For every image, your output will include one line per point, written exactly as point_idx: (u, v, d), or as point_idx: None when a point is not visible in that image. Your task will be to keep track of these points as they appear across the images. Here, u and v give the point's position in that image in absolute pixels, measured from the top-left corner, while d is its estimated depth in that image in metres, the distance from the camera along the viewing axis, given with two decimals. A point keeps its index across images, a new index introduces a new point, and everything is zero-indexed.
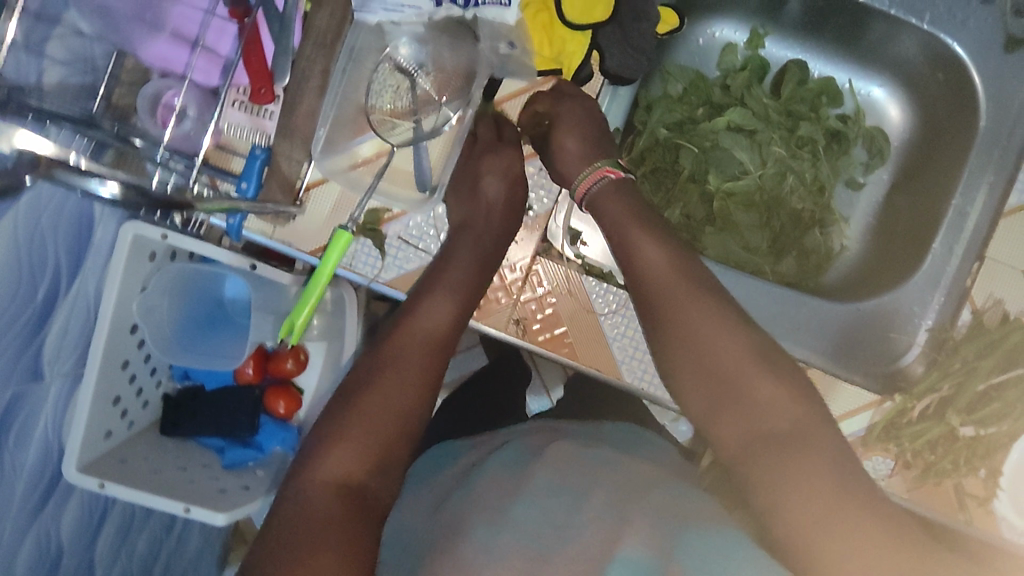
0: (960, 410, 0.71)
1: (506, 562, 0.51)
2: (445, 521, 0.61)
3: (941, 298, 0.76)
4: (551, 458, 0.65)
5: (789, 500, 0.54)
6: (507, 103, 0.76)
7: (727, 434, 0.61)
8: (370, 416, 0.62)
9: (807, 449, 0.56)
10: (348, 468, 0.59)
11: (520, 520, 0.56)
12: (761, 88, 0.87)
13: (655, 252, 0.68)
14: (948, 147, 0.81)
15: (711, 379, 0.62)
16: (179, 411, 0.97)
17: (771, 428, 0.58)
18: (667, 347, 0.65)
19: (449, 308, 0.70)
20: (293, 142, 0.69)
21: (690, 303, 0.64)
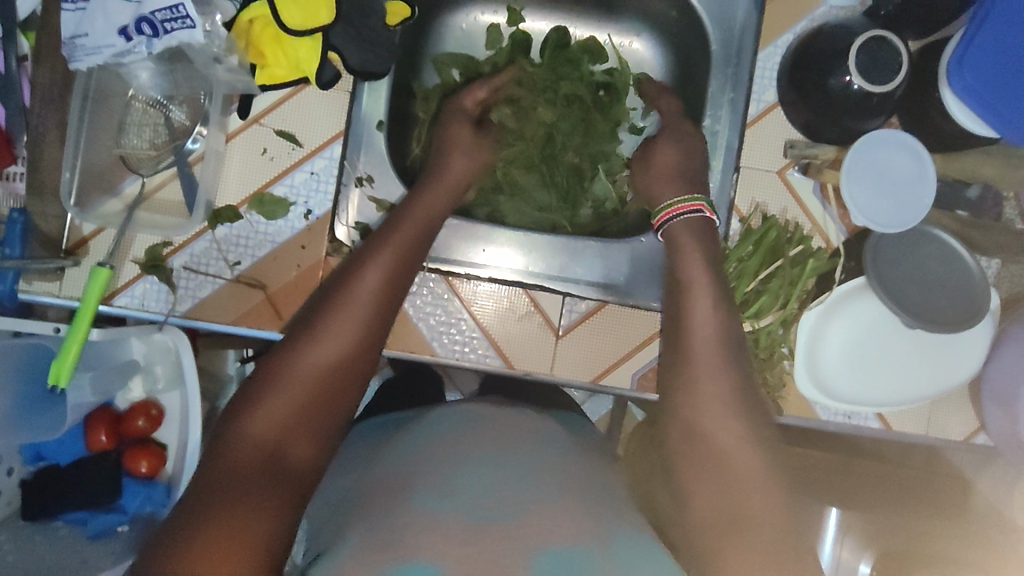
0: (736, 309, 0.78)
1: (441, 528, 0.55)
2: (379, 486, 0.62)
3: (712, 214, 0.81)
4: (497, 436, 0.68)
5: (733, 557, 0.55)
6: (267, 116, 0.77)
7: (700, 498, 0.58)
8: (299, 380, 0.58)
9: (770, 537, 0.55)
10: (272, 433, 0.56)
11: (465, 492, 0.60)
12: (526, 59, 0.90)
13: (692, 312, 0.67)
14: (697, 78, 0.88)
15: (697, 444, 0.60)
16: (42, 494, 0.94)
17: (749, 510, 0.56)
18: (673, 412, 0.63)
19: (390, 280, 0.65)
20: (45, 198, 0.70)
21: (706, 380, 0.62)
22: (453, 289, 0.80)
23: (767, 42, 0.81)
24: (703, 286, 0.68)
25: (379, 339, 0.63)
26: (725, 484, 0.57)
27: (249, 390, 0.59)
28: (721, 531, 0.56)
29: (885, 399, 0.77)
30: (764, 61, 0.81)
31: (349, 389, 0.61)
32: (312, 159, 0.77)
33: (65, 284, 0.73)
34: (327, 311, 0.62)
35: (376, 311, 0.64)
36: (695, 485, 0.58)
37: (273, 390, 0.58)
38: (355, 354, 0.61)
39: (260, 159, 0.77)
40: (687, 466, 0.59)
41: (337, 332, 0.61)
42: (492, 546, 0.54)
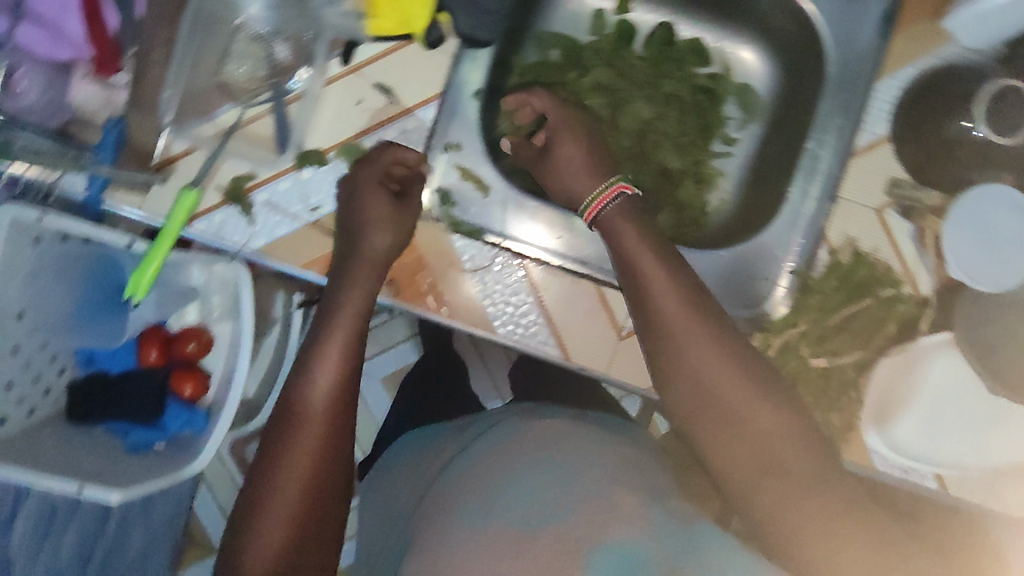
0: (811, 342, 0.75)
1: (491, 541, 0.57)
2: (428, 501, 0.68)
3: (801, 239, 0.77)
4: (535, 434, 0.69)
5: (774, 502, 0.60)
6: (366, 67, 0.76)
7: (729, 460, 0.62)
8: (285, 502, 0.64)
9: (805, 484, 0.59)
10: (275, 556, 0.63)
11: (514, 503, 0.60)
12: (629, 49, 0.88)
13: (654, 288, 0.67)
14: (804, 98, 0.84)
15: (711, 407, 0.63)
16: (88, 400, 0.98)
17: (783, 458, 0.60)
18: (671, 376, 0.65)
19: (338, 386, 0.69)
20: (145, 112, 0.69)
21: (694, 347, 0.64)
22: (528, 274, 0.78)
23: (888, 72, 0.77)
24: (665, 270, 0.68)
25: (342, 438, 0.68)
26: (751, 440, 0.61)
27: (241, 518, 0.65)
28: (761, 480, 0.60)
29: (946, 458, 0.75)
30: (881, 92, 0.77)
31: (330, 489, 0.68)
32: (406, 117, 0.77)
33: (147, 200, 0.73)
34: (288, 431, 0.67)
35: (327, 413, 0.68)
36: (724, 446, 0.62)
37: (264, 518, 0.64)
38: (322, 464, 0.66)
39: (355, 109, 0.76)
40: (709, 441, 0.63)
41: (303, 449, 0.66)
42: (549, 556, 0.54)
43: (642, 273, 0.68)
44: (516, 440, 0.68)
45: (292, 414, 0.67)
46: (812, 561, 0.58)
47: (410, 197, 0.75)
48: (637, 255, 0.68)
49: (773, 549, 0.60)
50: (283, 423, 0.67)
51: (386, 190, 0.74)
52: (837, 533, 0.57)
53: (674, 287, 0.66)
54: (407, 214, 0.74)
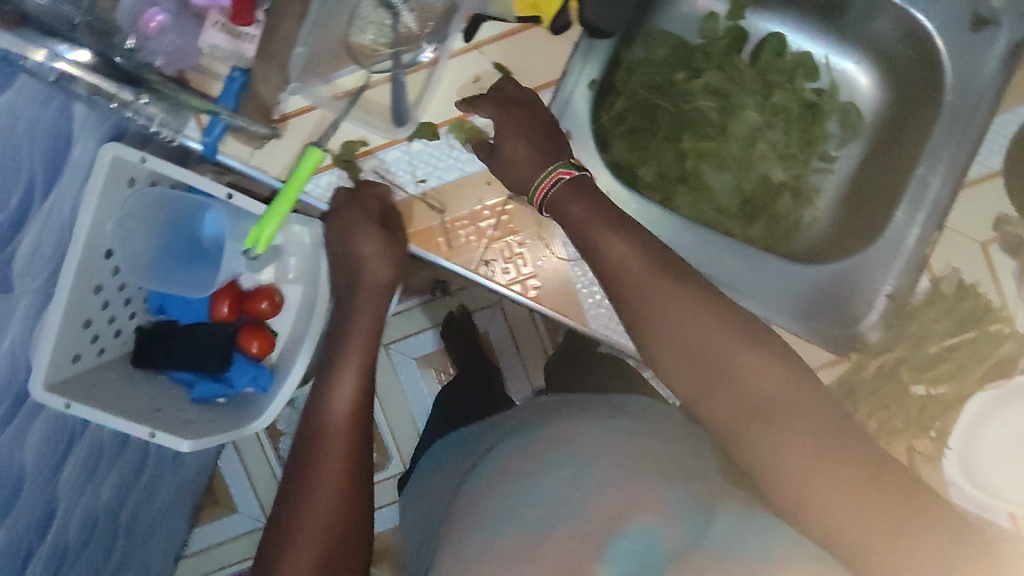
0: (913, 367, 0.76)
1: (506, 551, 0.53)
2: (462, 507, 0.65)
3: (900, 268, 0.77)
4: (552, 434, 0.65)
5: (766, 450, 0.56)
6: (488, 46, 0.75)
7: (720, 413, 0.59)
8: (316, 519, 0.64)
9: (817, 445, 0.55)
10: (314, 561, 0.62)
11: (545, 490, 0.58)
12: (740, 57, 0.88)
13: (614, 245, 0.66)
14: (914, 125, 0.83)
15: (692, 357, 0.61)
16: (153, 346, 0.98)
17: (768, 404, 0.57)
18: (651, 338, 0.63)
19: (354, 416, 0.74)
20: (271, 66, 0.69)
21: (666, 305, 0.62)
22: None
23: (1008, 107, 0.76)
24: (680, 267, 0.65)
25: (364, 460, 0.71)
26: (739, 380, 0.58)
27: (276, 536, 0.64)
28: (748, 425, 0.57)
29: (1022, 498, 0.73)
30: (999, 126, 0.77)
31: (354, 507, 0.67)
32: None
33: (257, 153, 0.74)
34: (312, 453, 0.70)
35: (346, 429, 0.72)
36: (709, 397, 0.60)
37: (297, 532, 0.64)
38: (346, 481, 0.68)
39: (471, 87, 0.76)
40: (699, 395, 0.60)
41: (326, 468, 0.68)
42: (567, 548, 0.51)
43: (601, 234, 0.67)
44: (533, 440, 0.66)
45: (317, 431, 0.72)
46: (823, 510, 0.53)
47: (400, 222, 0.78)
48: (598, 232, 0.67)
49: (776, 503, 0.56)
50: (307, 450, 0.70)
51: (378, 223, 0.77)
52: (827, 476, 0.54)
53: (645, 259, 0.65)
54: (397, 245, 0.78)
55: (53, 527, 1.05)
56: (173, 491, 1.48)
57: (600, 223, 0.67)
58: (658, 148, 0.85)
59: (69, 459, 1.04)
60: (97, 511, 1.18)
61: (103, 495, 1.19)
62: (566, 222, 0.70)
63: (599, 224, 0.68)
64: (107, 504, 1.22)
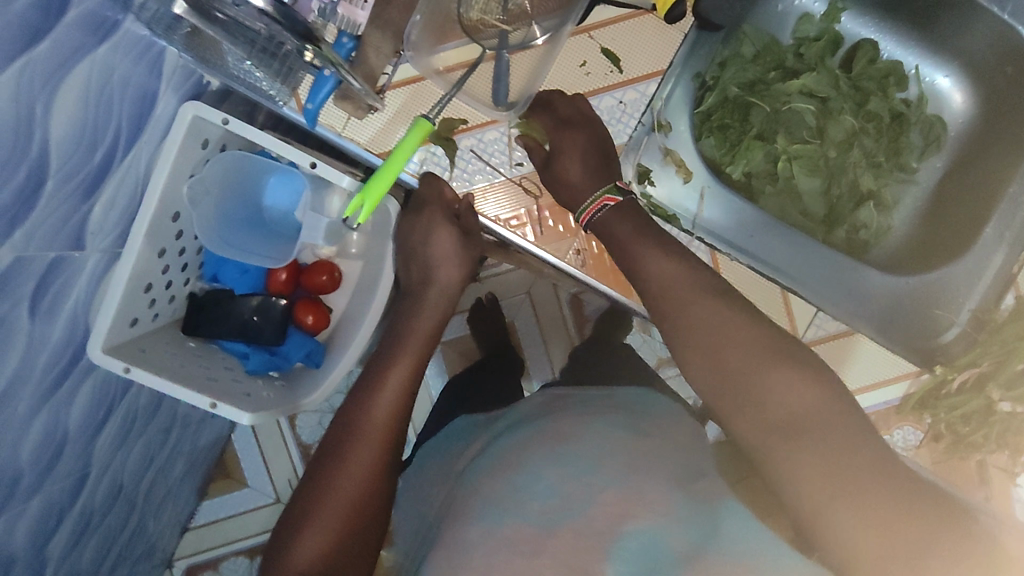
0: (1000, 386, 0.75)
1: (509, 543, 0.53)
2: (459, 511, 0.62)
3: (987, 284, 0.77)
4: (553, 432, 0.66)
5: (788, 464, 0.51)
6: (598, 30, 0.74)
7: (742, 425, 0.55)
8: (333, 518, 0.59)
9: (844, 456, 0.50)
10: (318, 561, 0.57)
11: (533, 496, 0.58)
12: (832, 61, 0.87)
13: (653, 260, 0.66)
14: (1004, 143, 0.84)
15: (718, 372, 0.57)
16: (201, 314, 0.95)
17: (788, 415, 0.53)
18: (679, 346, 0.61)
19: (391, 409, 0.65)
20: (386, 34, 0.68)
21: (695, 313, 0.60)
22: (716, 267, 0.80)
23: None
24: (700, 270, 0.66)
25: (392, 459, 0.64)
26: (764, 396, 0.54)
27: (291, 521, 0.60)
28: (772, 442, 0.53)
29: None
30: None
31: (374, 512, 0.62)
32: (627, 88, 0.76)
33: (350, 125, 0.72)
34: (343, 443, 0.63)
35: (388, 429, 0.64)
36: (736, 412, 0.56)
37: (309, 526, 0.58)
38: (369, 484, 0.61)
39: (577, 71, 0.75)
40: (719, 403, 0.57)
41: (356, 464, 0.61)
42: (567, 547, 0.52)
43: (642, 253, 0.67)
44: (540, 434, 0.67)
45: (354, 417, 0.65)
46: (841, 531, 0.48)
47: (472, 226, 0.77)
48: (641, 254, 0.66)
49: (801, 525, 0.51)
50: (338, 439, 0.63)
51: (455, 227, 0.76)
52: (847, 482, 0.49)
53: (682, 276, 0.63)
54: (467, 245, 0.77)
55: (83, 494, 1.01)
56: (190, 464, 1.44)
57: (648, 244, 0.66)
58: (750, 145, 0.82)
59: (106, 426, 1.00)
60: (123, 479, 1.15)
61: (129, 463, 1.16)
62: (609, 243, 0.70)
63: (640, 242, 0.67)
64: (132, 473, 1.18)
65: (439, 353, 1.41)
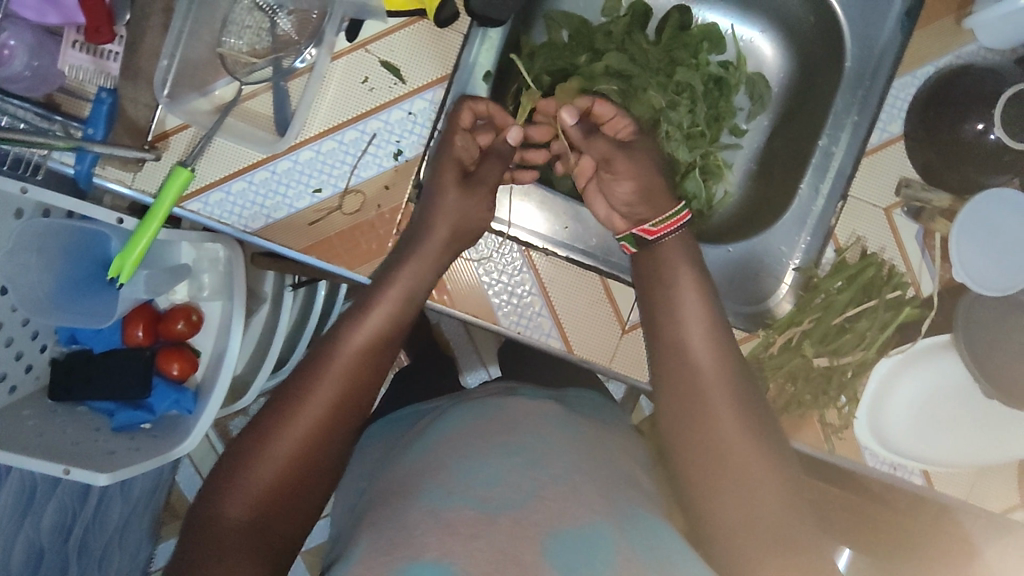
0: (815, 340, 0.75)
1: (448, 527, 0.53)
2: (384, 489, 0.63)
3: (807, 237, 0.77)
4: (512, 414, 0.68)
5: (744, 550, 0.57)
6: (373, 44, 0.73)
7: (717, 505, 0.59)
8: (281, 450, 0.59)
9: (794, 549, 0.56)
10: (255, 498, 0.58)
11: (470, 484, 0.58)
12: (643, 34, 0.85)
13: (682, 282, 0.68)
14: (815, 91, 0.83)
15: (701, 440, 0.61)
16: (70, 377, 0.95)
17: (760, 511, 0.57)
18: (674, 406, 0.63)
19: (354, 365, 0.64)
20: (140, 86, 0.68)
21: (708, 370, 0.63)
22: (531, 262, 0.77)
23: (907, 70, 0.77)
24: (684, 270, 0.69)
25: (346, 421, 0.63)
26: (746, 485, 0.58)
27: (236, 453, 0.60)
28: (736, 528, 0.57)
29: (934, 456, 0.75)
30: (898, 90, 0.77)
31: (328, 451, 0.62)
32: (413, 97, 0.74)
33: (141, 177, 0.70)
34: (297, 388, 0.62)
35: (349, 374, 0.64)
36: (709, 476, 0.60)
37: (256, 462, 0.59)
38: (328, 416, 0.62)
39: (359, 88, 0.73)
40: (701, 473, 0.60)
41: (307, 411, 0.61)
42: (503, 536, 0.52)
43: (679, 275, 0.68)
44: (484, 420, 0.68)
45: (322, 354, 0.65)
46: None
47: (482, 173, 0.73)
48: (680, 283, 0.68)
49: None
50: (300, 379, 0.63)
51: (460, 166, 0.73)
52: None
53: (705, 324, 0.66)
54: (480, 192, 0.72)
55: None
56: (127, 516, 1.42)
57: (688, 265, 0.69)
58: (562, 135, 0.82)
59: None
60: (42, 544, 1.13)
61: (43, 526, 1.14)
62: (642, 263, 0.72)
63: (682, 264, 0.69)
64: (51, 535, 1.16)
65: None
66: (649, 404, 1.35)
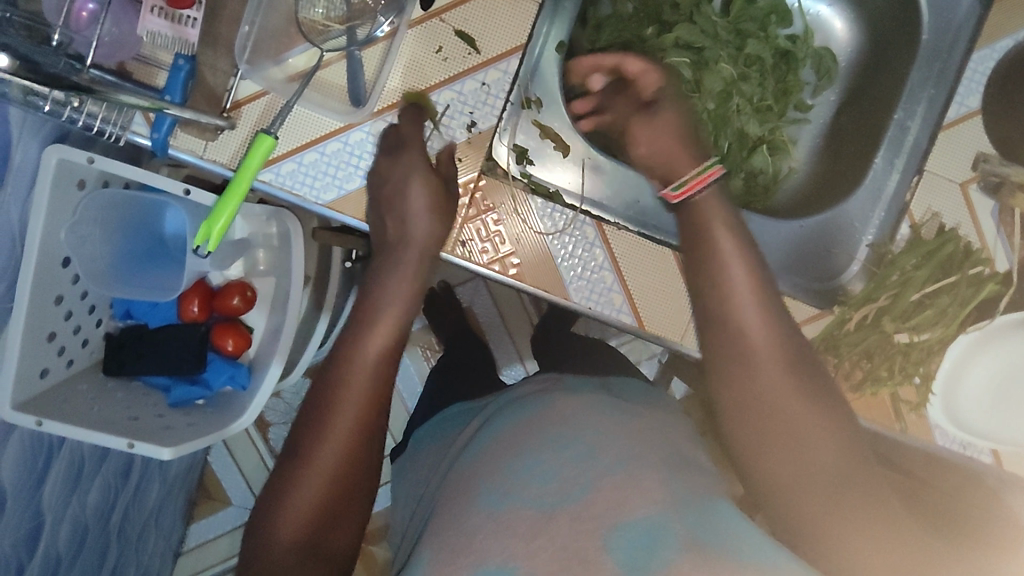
0: (896, 317, 0.74)
1: (509, 529, 0.53)
2: (454, 488, 0.63)
3: (881, 213, 0.77)
4: (564, 408, 0.67)
5: (801, 503, 0.53)
6: (448, 13, 0.72)
7: (770, 459, 0.55)
8: (323, 464, 0.59)
9: (856, 496, 0.52)
10: (304, 519, 0.57)
11: (529, 480, 0.58)
12: (710, 7, 0.83)
13: (720, 235, 0.64)
14: (885, 65, 0.82)
15: (747, 395, 0.57)
16: (123, 351, 0.94)
17: (818, 462, 0.54)
18: (718, 361, 0.60)
19: (377, 369, 0.65)
20: (218, 52, 0.69)
21: (750, 322, 0.59)
22: (602, 235, 0.76)
23: (986, 43, 0.75)
24: (721, 227, 0.65)
25: (374, 426, 0.63)
26: (797, 436, 0.54)
27: (279, 478, 0.60)
28: (792, 481, 0.54)
29: (1006, 436, 0.73)
30: (977, 62, 0.75)
31: (366, 457, 0.62)
32: (487, 68, 0.73)
33: (214, 146, 0.69)
34: (327, 400, 0.62)
35: (373, 380, 0.64)
36: (763, 448, 0.55)
37: (296, 482, 0.58)
38: (359, 421, 0.61)
39: (433, 58, 0.72)
40: (750, 431, 0.56)
41: (340, 419, 0.61)
42: (566, 535, 0.51)
43: (713, 229, 0.65)
44: (535, 416, 0.67)
45: (345, 359, 0.65)
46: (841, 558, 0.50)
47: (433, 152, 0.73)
48: (717, 235, 0.64)
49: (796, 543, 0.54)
50: (328, 387, 0.63)
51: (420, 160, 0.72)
52: (853, 529, 0.50)
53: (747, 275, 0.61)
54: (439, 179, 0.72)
55: (43, 541, 0.98)
56: (163, 495, 1.42)
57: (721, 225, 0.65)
58: None
59: (51, 473, 0.99)
60: (87, 522, 1.13)
61: (90, 502, 1.14)
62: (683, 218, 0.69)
63: (717, 221, 0.66)
64: (96, 511, 1.16)
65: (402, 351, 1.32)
66: (681, 388, 1.34)
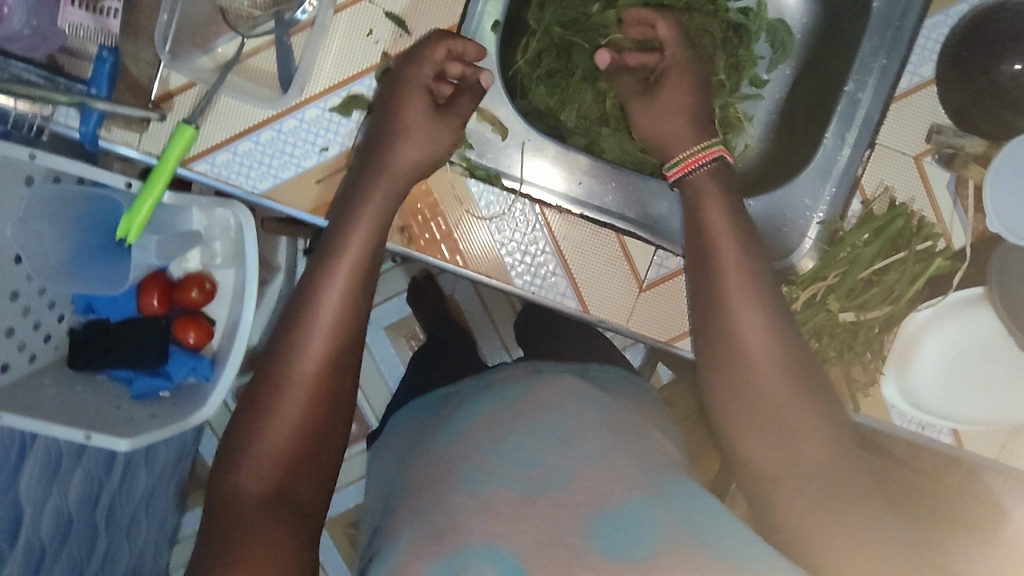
0: (841, 296, 0.73)
1: (491, 509, 0.51)
2: (423, 470, 0.60)
3: (832, 188, 0.73)
4: (544, 389, 0.64)
5: (788, 500, 0.55)
6: None
7: (758, 452, 0.58)
8: (285, 414, 0.58)
9: (840, 492, 0.54)
10: (268, 470, 0.56)
11: (506, 463, 0.55)
12: None
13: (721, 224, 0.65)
14: (836, 36, 0.80)
15: (740, 390, 0.59)
16: (89, 346, 0.95)
17: (806, 459, 0.56)
18: (712, 361, 0.62)
19: (349, 311, 0.62)
20: (140, 43, 0.69)
21: (746, 319, 0.60)
22: (544, 219, 0.75)
23: (938, 8, 0.72)
24: (715, 209, 0.66)
25: (337, 383, 0.61)
26: (785, 435, 0.57)
27: (244, 424, 0.59)
28: (780, 479, 0.56)
29: (964, 414, 0.73)
30: (929, 30, 0.72)
31: (334, 406, 0.61)
32: None
33: (146, 138, 0.69)
34: (290, 346, 0.61)
35: (337, 320, 0.62)
36: (753, 442, 0.58)
37: (261, 430, 0.57)
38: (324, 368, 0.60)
39: (365, 41, 0.71)
40: (740, 426, 0.59)
41: (303, 364, 0.60)
42: (548, 523, 0.50)
43: (716, 219, 0.65)
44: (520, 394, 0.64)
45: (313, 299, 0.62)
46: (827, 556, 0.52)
47: (456, 105, 0.71)
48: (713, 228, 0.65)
49: (782, 542, 0.55)
50: (290, 332, 0.61)
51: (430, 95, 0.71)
52: (844, 531, 0.52)
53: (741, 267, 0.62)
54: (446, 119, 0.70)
55: (25, 533, 0.98)
56: (154, 484, 1.42)
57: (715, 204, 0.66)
58: (577, 89, 0.81)
59: (26, 467, 0.99)
60: (71, 513, 1.12)
61: (73, 495, 1.13)
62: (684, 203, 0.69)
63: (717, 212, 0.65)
64: (81, 504, 1.15)
65: (379, 341, 1.30)
66: (667, 372, 1.31)
